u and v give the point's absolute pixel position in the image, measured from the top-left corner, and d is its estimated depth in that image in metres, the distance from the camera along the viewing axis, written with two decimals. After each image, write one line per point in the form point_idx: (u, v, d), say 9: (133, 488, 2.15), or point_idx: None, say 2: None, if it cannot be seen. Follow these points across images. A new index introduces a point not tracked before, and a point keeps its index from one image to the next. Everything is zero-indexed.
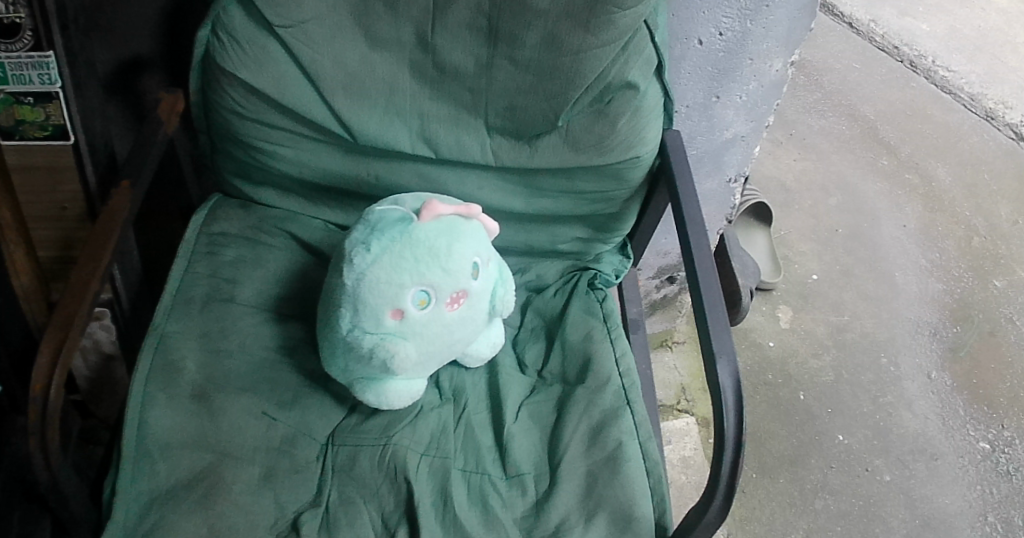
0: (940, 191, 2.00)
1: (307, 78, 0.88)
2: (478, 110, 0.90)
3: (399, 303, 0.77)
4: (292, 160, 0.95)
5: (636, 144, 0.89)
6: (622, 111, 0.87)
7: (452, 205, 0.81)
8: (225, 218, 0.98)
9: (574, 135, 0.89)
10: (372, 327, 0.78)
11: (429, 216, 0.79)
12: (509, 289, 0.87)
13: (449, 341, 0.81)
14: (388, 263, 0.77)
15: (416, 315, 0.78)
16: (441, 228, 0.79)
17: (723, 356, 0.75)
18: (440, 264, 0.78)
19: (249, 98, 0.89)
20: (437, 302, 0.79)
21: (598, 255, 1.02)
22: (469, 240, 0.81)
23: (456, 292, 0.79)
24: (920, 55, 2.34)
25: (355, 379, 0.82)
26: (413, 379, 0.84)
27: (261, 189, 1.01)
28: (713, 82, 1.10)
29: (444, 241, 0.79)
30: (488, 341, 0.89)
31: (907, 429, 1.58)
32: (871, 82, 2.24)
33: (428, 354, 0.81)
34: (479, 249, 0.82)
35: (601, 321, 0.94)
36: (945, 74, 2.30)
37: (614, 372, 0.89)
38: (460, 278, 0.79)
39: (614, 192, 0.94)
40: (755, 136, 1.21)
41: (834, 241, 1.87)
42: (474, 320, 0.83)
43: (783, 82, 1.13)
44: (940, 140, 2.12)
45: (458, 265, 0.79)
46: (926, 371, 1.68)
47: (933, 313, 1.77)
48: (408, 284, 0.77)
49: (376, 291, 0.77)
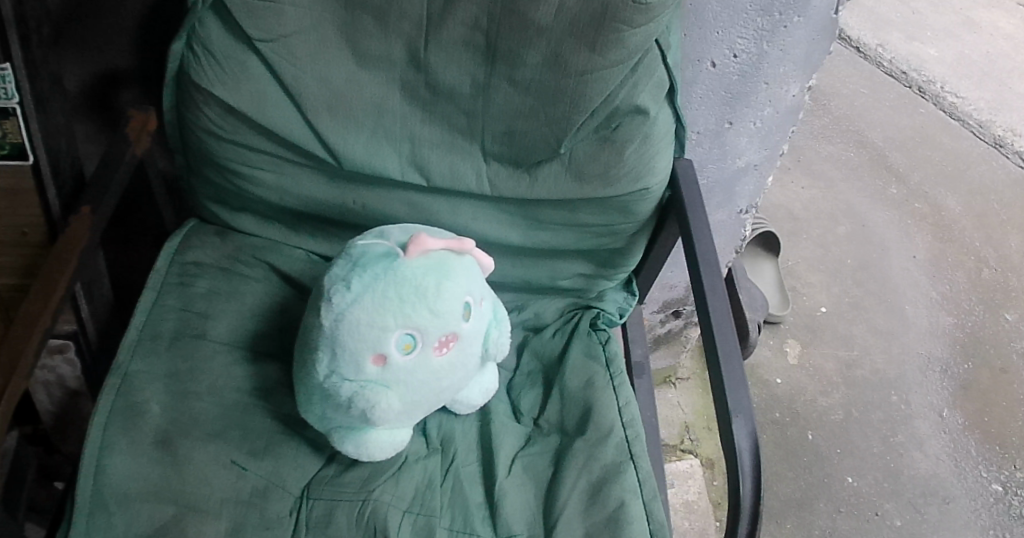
0: (950, 221, 1.94)
1: (289, 96, 0.82)
2: (474, 134, 0.83)
3: (381, 348, 0.70)
4: (272, 186, 0.88)
5: (644, 174, 0.81)
6: (630, 139, 0.79)
7: (443, 239, 0.73)
8: (200, 246, 0.91)
9: (578, 164, 0.82)
10: (350, 370, 0.70)
11: (417, 251, 0.71)
12: (505, 329, 0.80)
13: (438, 389, 0.74)
14: (370, 303, 0.70)
15: (400, 361, 0.70)
16: (429, 266, 0.72)
17: (740, 414, 0.68)
18: (428, 305, 0.70)
19: (226, 116, 0.83)
20: (423, 347, 0.71)
21: (601, 292, 0.94)
22: (459, 278, 0.73)
23: (446, 335, 0.72)
24: (928, 81, 2.29)
25: (334, 429, 0.75)
26: (401, 427, 0.76)
27: (239, 215, 0.93)
28: (726, 107, 1.03)
29: (433, 280, 0.71)
30: (481, 387, 0.82)
31: (919, 471, 1.50)
32: (879, 108, 2.18)
33: (414, 404, 0.73)
34: (470, 287, 0.74)
35: (603, 365, 0.86)
36: (954, 100, 2.24)
37: (617, 422, 0.81)
38: (449, 321, 0.71)
39: (620, 226, 0.86)
40: (769, 166, 1.14)
41: (843, 272, 1.80)
42: (466, 366, 0.75)
43: (799, 108, 1.06)
44: (949, 167, 2.06)
45: (445, 308, 0.71)
46: (938, 409, 1.60)
47: (944, 348, 1.70)
48: (392, 327, 0.70)
49: (356, 334, 0.69)
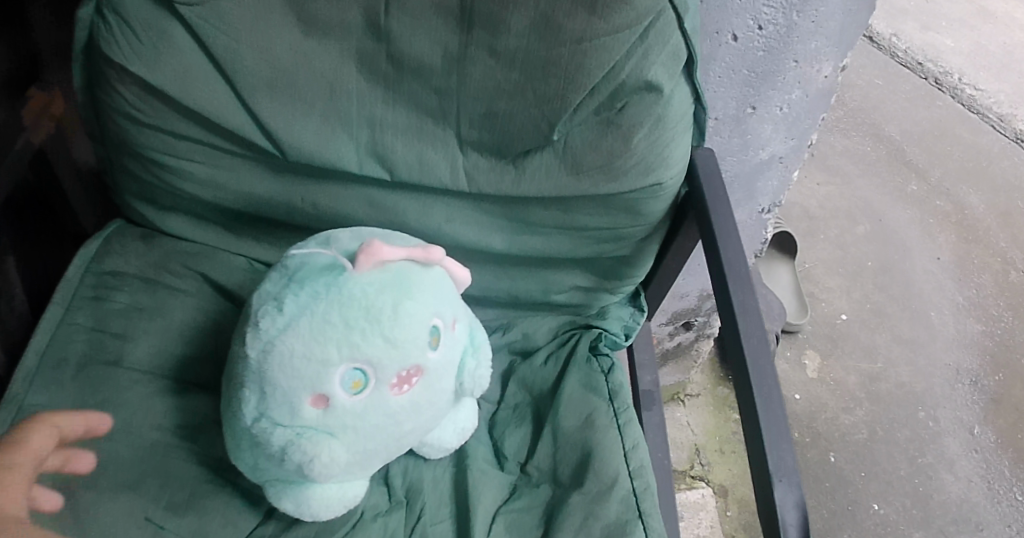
0: (974, 222, 1.74)
1: (220, 71, 0.66)
2: (448, 118, 0.67)
3: (321, 386, 0.55)
4: (204, 181, 0.73)
5: (657, 165, 0.66)
6: (639, 123, 0.64)
7: (405, 247, 0.58)
8: (121, 252, 0.75)
9: (575, 154, 0.66)
10: (282, 413, 0.55)
11: (370, 261, 0.56)
12: (486, 357, 0.65)
13: (398, 435, 0.59)
14: (306, 330, 0.55)
15: (345, 403, 0.55)
16: (386, 282, 0.56)
17: (784, 478, 0.53)
18: (381, 332, 0.55)
19: (145, 97, 0.68)
20: (376, 385, 0.56)
21: (603, 309, 0.79)
22: (425, 297, 0.58)
23: (406, 369, 0.56)
24: (946, 72, 2.04)
25: (270, 483, 0.60)
26: (354, 480, 0.61)
27: (170, 215, 0.77)
28: (748, 89, 0.88)
29: (388, 300, 0.56)
30: (454, 427, 0.67)
31: (949, 496, 1.35)
32: (894, 100, 1.95)
33: (367, 454, 0.58)
34: (439, 308, 0.59)
35: (605, 399, 0.70)
36: (974, 92, 2.00)
37: (622, 470, 0.66)
38: (410, 353, 0.56)
39: (627, 229, 0.70)
40: (796, 159, 0.99)
41: (863, 276, 1.62)
42: (434, 407, 0.60)
43: (832, 92, 0.90)
44: (969, 163, 1.85)
45: (405, 337, 0.56)
46: (968, 425, 1.43)
47: (972, 358, 1.53)
48: (335, 360, 0.54)
49: (288, 369, 0.54)
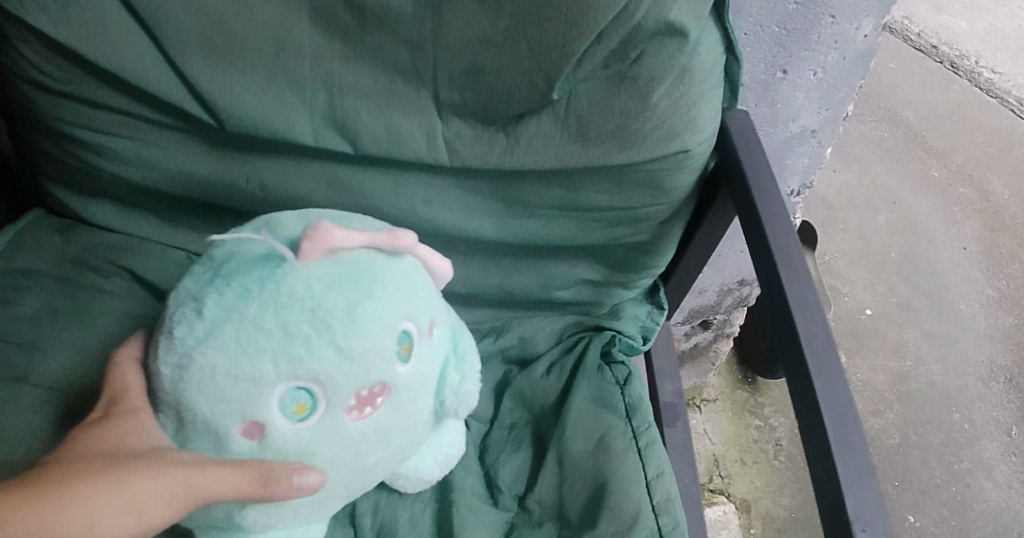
0: (1000, 209, 1.52)
1: (140, 23, 0.54)
2: (422, 78, 0.54)
3: (254, 412, 0.43)
4: (131, 160, 0.61)
5: (682, 130, 0.54)
6: (659, 75, 0.51)
7: (364, 231, 0.45)
8: (34, 247, 0.63)
9: (580, 118, 0.53)
10: (207, 444, 0.44)
11: (318, 250, 0.44)
12: (472, 367, 0.53)
13: (359, 465, 0.48)
14: (233, 341, 0.42)
15: (288, 432, 0.44)
16: (338, 278, 0.44)
17: (867, 524, 0.41)
18: (332, 342, 0.43)
19: (55, 59, 0.56)
20: (328, 408, 0.45)
21: (616, 307, 0.67)
22: (391, 297, 0.46)
23: (367, 388, 0.45)
24: (961, 55, 1.76)
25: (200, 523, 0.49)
26: (306, 517, 0.50)
27: (93, 203, 0.65)
28: (778, 50, 0.75)
29: (341, 302, 0.44)
30: (434, 454, 0.55)
31: (990, 504, 1.19)
32: (909, 86, 1.69)
33: (320, 488, 0.48)
34: (408, 308, 0.47)
35: (620, 416, 0.58)
36: (992, 75, 1.73)
37: (644, 498, 0.54)
38: (371, 368, 0.45)
39: (643, 211, 0.58)
40: (831, 132, 0.86)
41: (888, 268, 1.42)
42: (405, 431, 0.49)
43: (873, 53, 0.78)
44: (993, 149, 1.61)
45: (364, 349, 0.44)
46: (1006, 427, 1.27)
47: (1005, 353, 1.34)
48: (272, 379, 0.43)
49: (213, 391, 0.43)
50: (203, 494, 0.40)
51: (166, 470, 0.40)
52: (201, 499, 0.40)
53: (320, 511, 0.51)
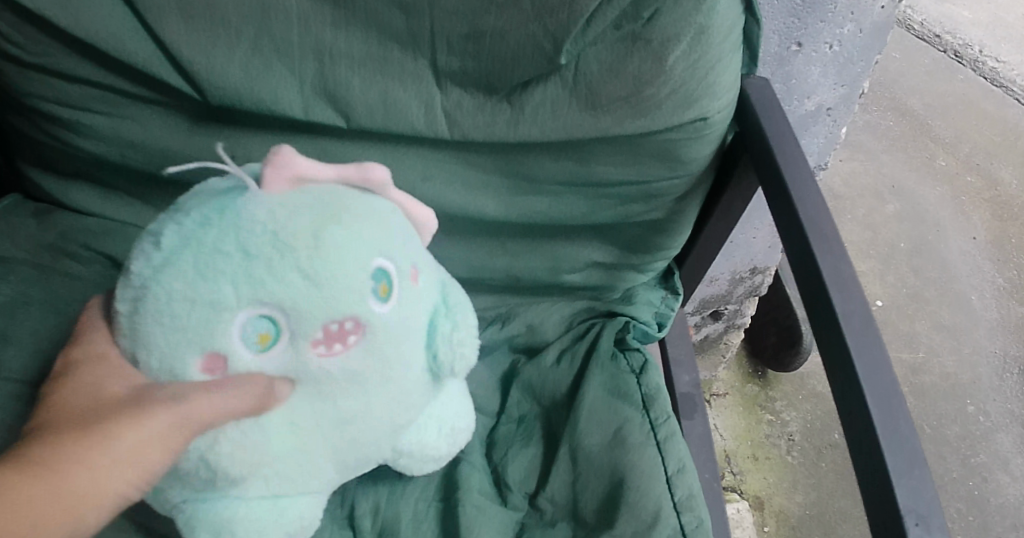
0: (1010, 197, 1.48)
1: None
2: (418, 42, 0.50)
3: (212, 343, 0.40)
4: (109, 138, 0.56)
5: (700, 95, 0.49)
6: (674, 35, 0.47)
7: (335, 166, 0.44)
8: (8, 234, 0.60)
9: (589, 82, 0.49)
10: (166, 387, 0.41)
11: (283, 177, 0.42)
12: (468, 321, 0.49)
13: (338, 417, 0.45)
14: (189, 265, 0.40)
15: (251, 366, 0.41)
16: (303, 204, 0.42)
17: (919, 518, 0.37)
18: (292, 266, 0.41)
19: (26, 29, 0.52)
20: (293, 341, 0.42)
21: (629, 292, 0.63)
22: (364, 226, 0.43)
23: (335, 321, 0.42)
24: (965, 44, 1.71)
25: (185, 501, 0.45)
26: (291, 489, 0.46)
27: (71, 186, 0.61)
28: (793, 20, 0.71)
29: (303, 226, 0.41)
30: (434, 424, 0.51)
31: (1009, 499, 1.14)
32: (913, 74, 1.66)
33: (294, 438, 0.45)
34: (383, 244, 0.44)
35: (637, 408, 0.54)
36: (997, 65, 1.68)
37: (666, 497, 0.50)
38: (339, 297, 0.42)
39: (657, 185, 0.54)
40: (846, 110, 0.82)
41: (897, 258, 1.38)
42: (386, 381, 0.45)
43: (891, 25, 0.74)
44: (1001, 137, 1.57)
45: (331, 274, 0.41)
46: (1022, 419, 1.22)
47: (1019, 344, 1.30)
48: (230, 303, 0.40)
49: (167, 319, 0.40)
50: (205, 414, 0.39)
51: (148, 414, 0.39)
52: (203, 421, 0.39)
53: (306, 480, 0.47)
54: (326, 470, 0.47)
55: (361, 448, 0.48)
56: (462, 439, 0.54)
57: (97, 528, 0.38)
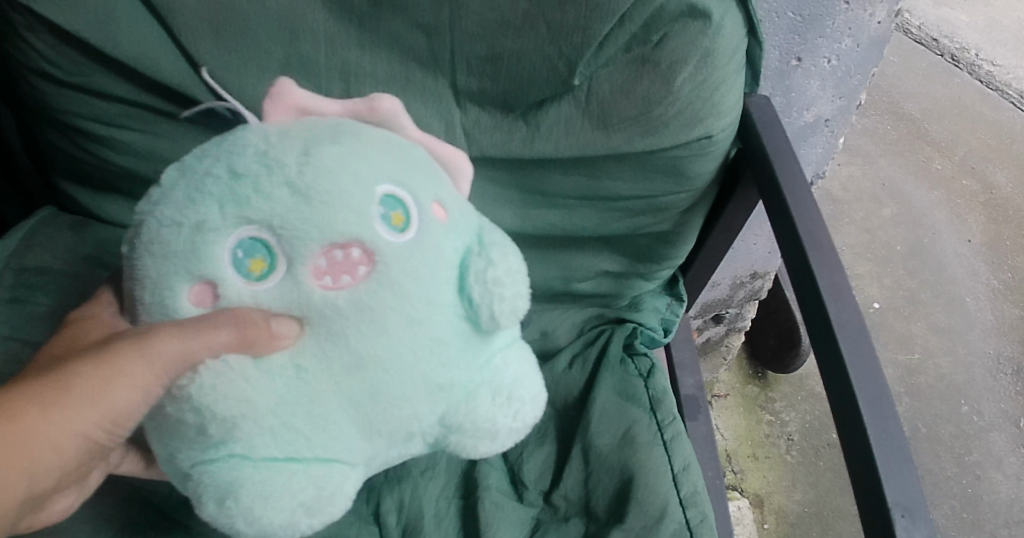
0: (1005, 200, 1.50)
1: (149, 9, 0.53)
2: (440, 64, 0.53)
3: (202, 267, 0.40)
4: (143, 153, 0.59)
5: (706, 114, 0.52)
6: (682, 58, 0.50)
7: (341, 101, 0.46)
8: (46, 244, 0.62)
9: (600, 101, 0.52)
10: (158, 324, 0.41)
11: (285, 110, 0.45)
12: (513, 264, 0.45)
13: (355, 362, 0.41)
14: (184, 189, 0.41)
15: (241, 294, 0.40)
16: (304, 131, 0.43)
17: (907, 510, 0.40)
18: (284, 181, 0.40)
19: (63, 49, 0.54)
20: (288, 267, 0.40)
21: (637, 299, 0.65)
22: (365, 150, 0.43)
23: (333, 244, 0.40)
24: (962, 48, 1.73)
25: (193, 466, 0.42)
26: (313, 456, 0.42)
27: (105, 198, 0.64)
28: (793, 37, 0.74)
29: (298, 147, 0.41)
30: (489, 388, 0.46)
31: (1001, 496, 1.17)
32: (911, 77, 1.68)
33: (305, 386, 0.41)
34: (388, 170, 0.43)
35: (646, 409, 0.57)
36: (993, 68, 1.70)
37: (673, 495, 0.52)
38: (335, 215, 0.40)
39: (665, 198, 0.57)
40: (843, 121, 0.85)
41: (894, 261, 1.40)
42: (410, 323, 0.42)
43: (887, 40, 0.77)
44: (996, 140, 1.60)
45: (323, 192, 0.40)
46: (1015, 419, 1.25)
47: (1013, 345, 1.33)
48: (216, 224, 0.40)
49: (162, 242, 0.41)
50: (178, 358, 0.39)
51: (115, 354, 0.39)
52: (174, 360, 0.39)
53: (326, 439, 0.42)
54: (349, 431, 0.43)
55: (390, 409, 0.43)
56: (525, 412, 0.48)
57: (61, 467, 0.39)
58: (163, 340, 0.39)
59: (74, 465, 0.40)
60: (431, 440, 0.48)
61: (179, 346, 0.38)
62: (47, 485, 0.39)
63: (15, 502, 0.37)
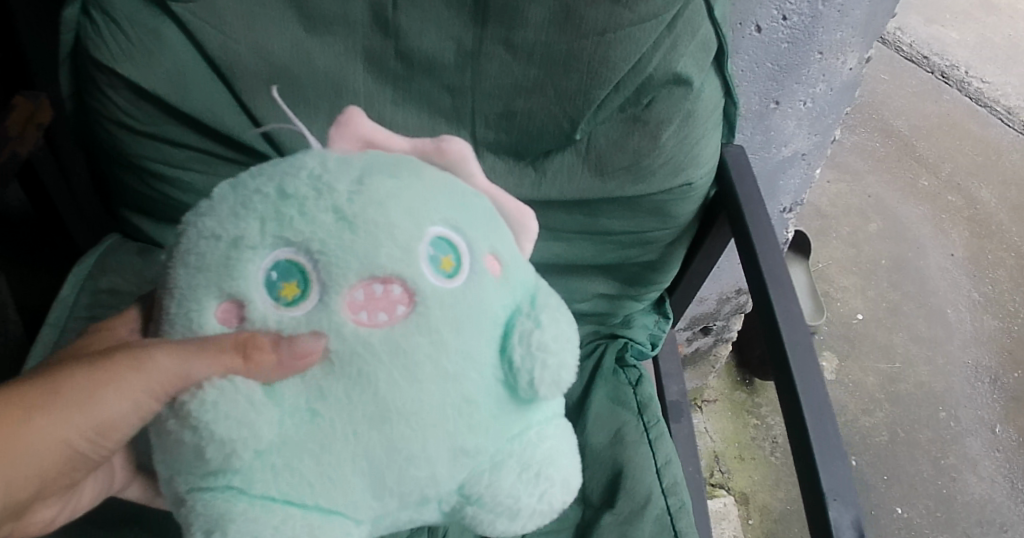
0: (987, 215, 1.57)
1: (216, 71, 0.62)
2: (463, 119, 0.63)
3: (233, 284, 0.40)
4: (204, 191, 0.69)
5: (687, 165, 0.62)
6: (667, 119, 0.60)
7: (408, 140, 0.48)
8: (118, 270, 0.71)
9: (599, 153, 0.62)
10: (183, 336, 0.42)
11: (350, 139, 0.47)
12: (562, 330, 0.44)
13: (381, 410, 0.40)
14: (233, 202, 0.42)
15: (269, 316, 0.40)
16: (366, 163, 0.44)
17: (839, 497, 0.49)
18: (330, 205, 0.41)
19: (140, 104, 0.63)
20: (321, 295, 0.40)
21: (628, 317, 0.75)
22: (419, 187, 0.44)
23: (374, 278, 0.40)
24: (952, 66, 1.83)
25: (190, 491, 0.41)
26: (314, 505, 0.40)
27: (166, 228, 0.73)
28: (772, 84, 0.84)
29: (351, 176, 0.43)
30: (518, 464, 0.44)
31: (974, 497, 1.23)
32: (901, 95, 1.77)
33: (318, 431, 0.40)
34: (439, 209, 0.43)
35: (634, 413, 0.67)
36: (982, 85, 1.80)
37: (656, 486, 0.62)
38: (377, 248, 0.40)
39: (653, 234, 0.67)
40: (820, 155, 0.95)
41: (878, 274, 1.47)
42: (441, 375, 0.41)
43: (857, 84, 0.87)
44: (981, 157, 1.67)
45: (369, 221, 0.41)
46: (990, 425, 1.31)
47: (989, 355, 1.39)
48: (254, 241, 0.40)
49: (203, 248, 0.42)
50: (172, 377, 0.40)
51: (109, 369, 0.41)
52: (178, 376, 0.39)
53: (330, 490, 0.40)
54: (358, 486, 0.41)
55: (406, 467, 0.41)
56: (553, 494, 0.44)
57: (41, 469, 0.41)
58: (159, 359, 0.40)
59: (58, 473, 0.42)
60: (447, 509, 0.44)
61: (173, 366, 0.40)
62: (27, 490, 0.41)
63: None
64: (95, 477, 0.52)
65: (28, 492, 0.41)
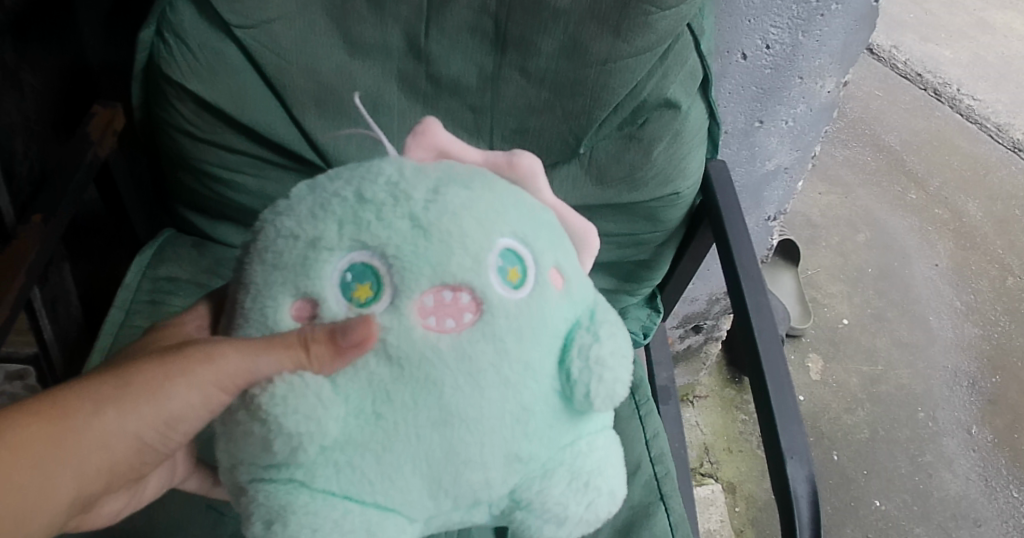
0: (971, 228, 1.66)
1: (270, 88, 0.72)
2: (481, 132, 0.72)
3: (309, 284, 0.44)
4: (256, 192, 0.78)
5: (675, 177, 0.72)
6: (660, 136, 0.69)
7: (481, 153, 0.52)
8: (175, 260, 0.82)
9: (599, 165, 0.72)
10: (259, 332, 0.45)
11: (426, 148, 0.51)
12: (618, 346, 0.46)
13: (444, 412, 0.43)
14: (312, 203, 0.46)
15: (341, 315, 0.43)
16: (443, 172, 0.47)
17: (796, 455, 0.58)
18: (405, 212, 0.44)
19: (202, 114, 0.73)
20: (393, 298, 0.43)
21: (623, 309, 0.84)
22: (491, 200, 0.46)
23: (447, 286, 0.43)
24: (944, 83, 1.92)
25: (251, 481, 0.44)
26: (372, 503, 0.43)
27: (219, 225, 0.83)
28: (756, 104, 0.93)
29: (426, 186, 0.45)
30: (570, 472, 0.46)
31: (949, 493, 1.31)
32: (893, 111, 1.86)
33: (380, 433, 0.43)
34: (508, 220, 0.46)
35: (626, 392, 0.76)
36: (972, 103, 1.89)
37: (645, 456, 0.72)
38: (449, 256, 0.43)
39: (646, 235, 0.76)
40: (801, 169, 1.04)
41: (864, 281, 1.56)
42: (504, 384, 0.43)
43: (833, 107, 0.95)
44: (968, 172, 1.76)
45: (444, 230, 0.43)
46: (966, 426, 1.39)
47: (969, 360, 1.47)
48: (331, 243, 0.44)
49: (285, 247, 0.45)
50: (242, 371, 0.43)
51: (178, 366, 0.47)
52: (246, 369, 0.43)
53: (391, 484, 0.43)
54: (416, 485, 0.43)
55: (462, 471, 0.43)
56: (599, 504, 0.46)
57: (117, 458, 0.47)
58: (229, 355, 0.44)
59: (127, 465, 0.48)
60: (496, 513, 0.47)
61: (241, 363, 0.44)
62: (100, 479, 0.47)
63: (69, 486, 0.46)
64: (158, 474, 0.60)
65: (100, 483, 0.47)
